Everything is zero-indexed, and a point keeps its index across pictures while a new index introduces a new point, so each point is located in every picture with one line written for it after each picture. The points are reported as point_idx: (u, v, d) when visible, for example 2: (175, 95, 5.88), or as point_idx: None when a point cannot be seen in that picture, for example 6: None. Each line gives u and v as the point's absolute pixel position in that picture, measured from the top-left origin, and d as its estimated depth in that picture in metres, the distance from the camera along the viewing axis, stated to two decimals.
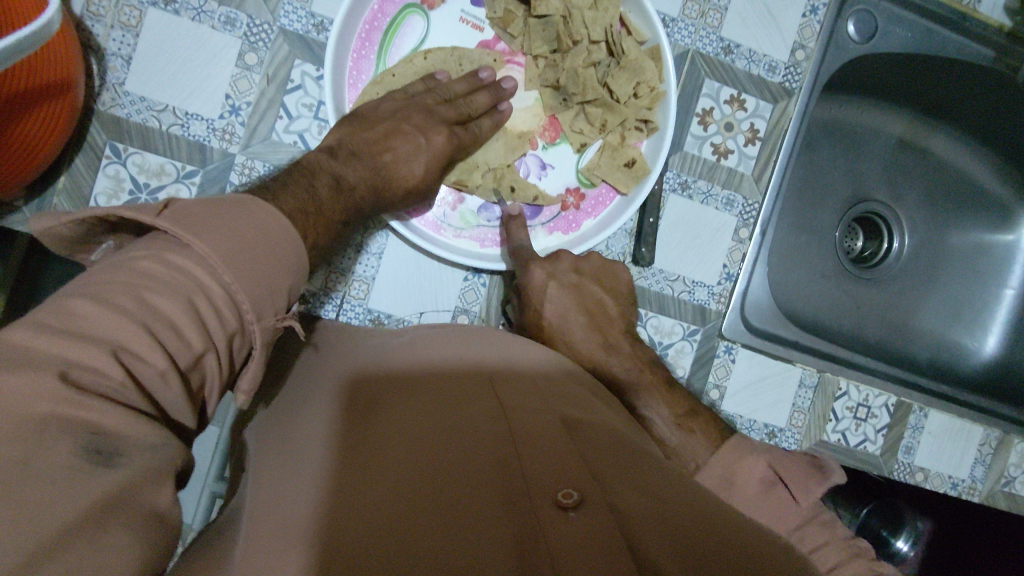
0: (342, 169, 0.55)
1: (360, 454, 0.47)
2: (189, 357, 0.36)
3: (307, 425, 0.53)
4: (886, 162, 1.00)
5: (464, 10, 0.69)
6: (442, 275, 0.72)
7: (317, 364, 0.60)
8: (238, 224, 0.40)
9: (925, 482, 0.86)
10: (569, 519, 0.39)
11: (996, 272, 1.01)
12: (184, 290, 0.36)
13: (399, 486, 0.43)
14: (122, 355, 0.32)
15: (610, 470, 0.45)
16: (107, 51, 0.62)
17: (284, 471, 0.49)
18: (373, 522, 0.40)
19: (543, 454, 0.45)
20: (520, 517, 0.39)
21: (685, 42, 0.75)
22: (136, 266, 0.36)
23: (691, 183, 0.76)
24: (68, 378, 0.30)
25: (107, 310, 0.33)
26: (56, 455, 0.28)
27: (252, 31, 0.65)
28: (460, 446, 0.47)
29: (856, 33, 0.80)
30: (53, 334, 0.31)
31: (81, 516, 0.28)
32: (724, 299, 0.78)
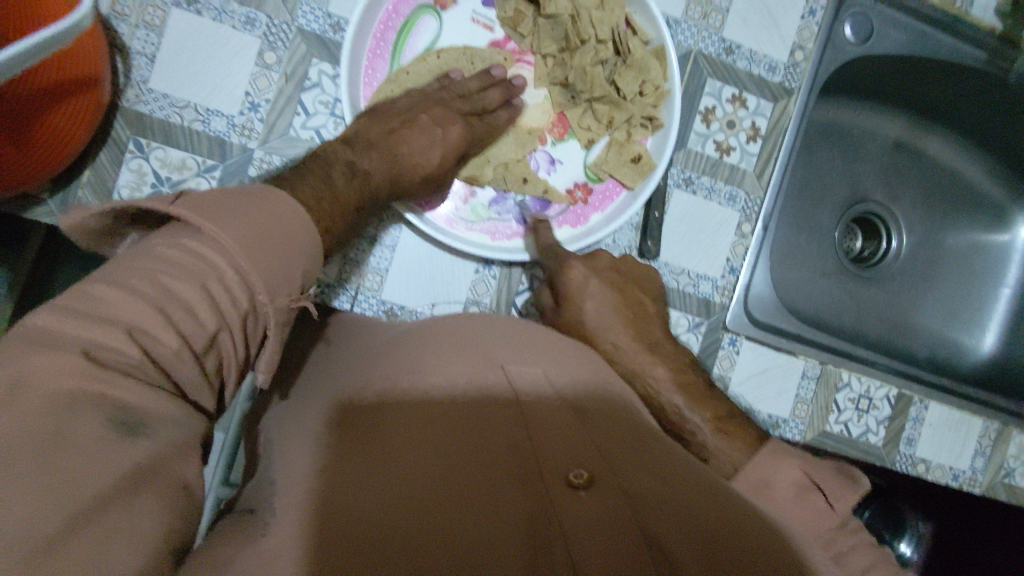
0: (357, 158, 0.56)
1: (366, 422, 0.48)
2: (205, 338, 0.35)
3: (310, 399, 0.53)
4: (883, 164, 1.03)
5: (475, 11, 0.72)
6: (454, 267, 0.74)
7: (324, 352, 0.62)
8: (255, 211, 0.40)
9: (926, 474, 0.87)
10: (582, 499, 0.42)
11: (991, 272, 1.04)
12: (198, 272, 0.35)
13: (413, 459, 0.44)
14: (137, 336, 0.32)
15: (614, 447, 0.48)
16: (132, 50, 0.64)
17: (289, 442, 0.49)
18: (392, 496, 0.42)
19: (550, 433, 0.47)
20: (535, 499, 0.43)
21: (687, 43, 0.78)
22: (157, 252, 0.35)
23: (694, 179, 0.79)
24: (91, 356, 0.31)
25: (125, 292, 0.33)
26: (88, 428, 0.29)
27: (271, 30, 0.67)
28: (469, 422, 0.48)
29: (853, 36, 0.83)
30: (73, 315, 0.31)
31: (109, 490, 0.29)
32: (727, 292, 0.80)
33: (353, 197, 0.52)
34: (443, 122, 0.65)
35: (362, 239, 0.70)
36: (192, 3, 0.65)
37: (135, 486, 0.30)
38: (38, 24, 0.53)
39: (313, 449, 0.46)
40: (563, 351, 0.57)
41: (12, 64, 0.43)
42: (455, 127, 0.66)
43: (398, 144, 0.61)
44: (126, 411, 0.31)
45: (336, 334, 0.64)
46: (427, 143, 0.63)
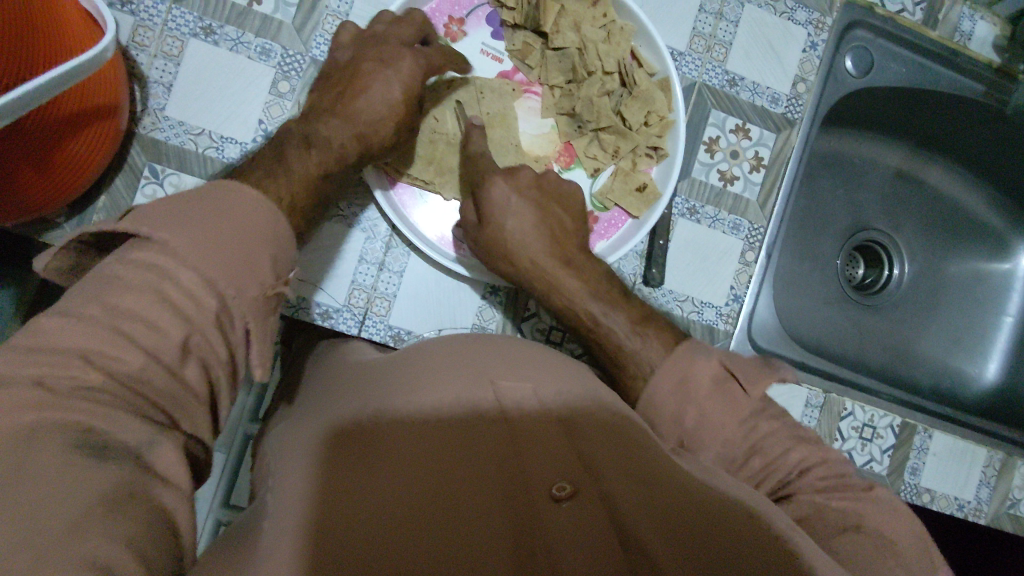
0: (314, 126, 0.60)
1: (354, 438, 0.47)
2: (172, 348, 0.41)
3: (306, 418, 0.53)
4: (884, 194, 1.04)
5: (485, 43, 0.74)
6: (459, 293, 0.75)
7: (323, 369, 0.62)
8: (209, 218, 0.45)
9: (931, 504, 0.87)
10: (562, 513, 0.47)
11: (992, 301, 1.05)
12: (149, 283, 0.41)
13: (406, 479, 0.45)
14: (93, 358, 0.38)
15: (606, 454, 0.48)
16: (150, 79, 0.66)
17: (279, 461, 0.49)
18: (387, 520, 0.44)
19: (540, 444, 0.48)
20: (520, 513, 0.47)
21: (691, 75, 0.79)
22: (109, 272, 0.41)
23: (699, 208, 0.80)
24: (44, 385, 0.36)
25: (77, 320, 0.38)
26: (40, 459, 0.34)
27: (286, 61, 0.69)
28: (462, 442, 0.48)
29: (854, 68, 0.85)
30: (25, 353, 0.37)
31: (85, 511, 0.33)
32: (731, 320, 0.81)
33: (307, 184, 0.57)
34: (401, 63, 0.62)
35: (359, 261, 0.72)
36: (210, 34, 0.67)
37: (108, 508, 0.34)
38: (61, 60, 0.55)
39: (300, 466, 0.45)
40: (558, 362, 0.55)
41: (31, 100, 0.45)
42: (407, 60, 0.62)
43: (353, 101, 0.61)
44: (89, 430, 0.36)
45: (325, 356, 0.65)
46: (384, 97, 0.61)
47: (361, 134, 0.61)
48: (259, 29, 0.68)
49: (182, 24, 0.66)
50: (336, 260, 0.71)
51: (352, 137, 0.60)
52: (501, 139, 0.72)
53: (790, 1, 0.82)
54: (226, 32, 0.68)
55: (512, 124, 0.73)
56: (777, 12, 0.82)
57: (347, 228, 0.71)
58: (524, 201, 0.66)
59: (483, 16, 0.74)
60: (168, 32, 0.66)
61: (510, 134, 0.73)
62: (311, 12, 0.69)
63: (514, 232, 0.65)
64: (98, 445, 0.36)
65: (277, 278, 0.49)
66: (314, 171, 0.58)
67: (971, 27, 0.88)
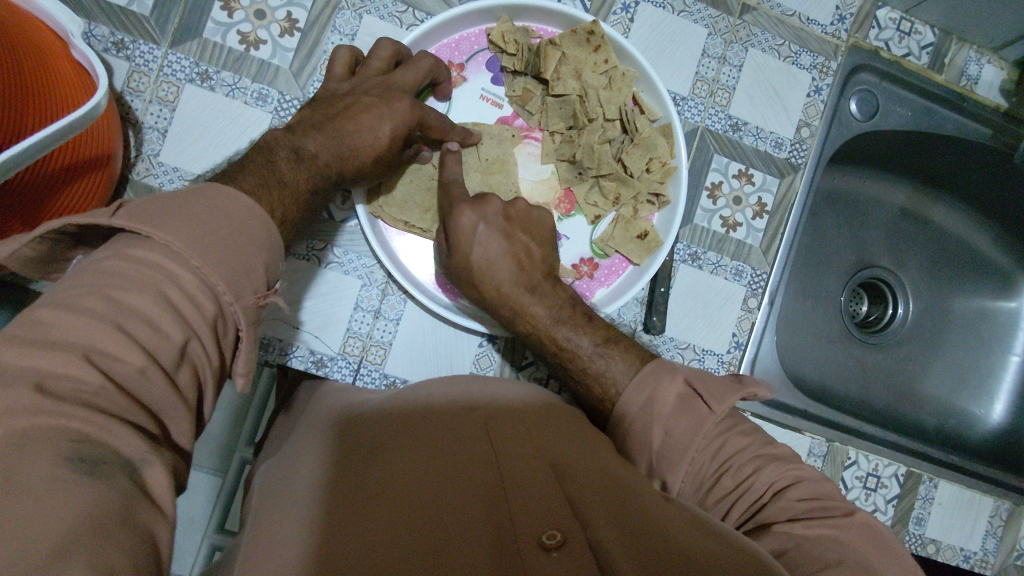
0: (303, 140, 0.56)
1: (353, 487, 0.46)
2: (172, 351, 0.36)
3: (291, 465, 0.51)
4: (890, 232, 1.02)
5: (484, 88, 0.74)
6: (457, 341, 0.74)
7: (303, 419, 0.59)
8: (202, 215, 0.41)
9: (937, 555, 0.85)
10: (552, 563, 0.39)
11: (998, 341, 1.02)
12: (154, 281, 0.37)
13: (393, 531, 0.41)
14: (95, 359, 0.33)
15: (596, 504, 0.45)
16: (145, 125, 0.65)
17: (265, 510, 0.46)
18: (363, 559, 0.39)
19: (528, 491, 0.44)
20: (504, 565, 0.39)
21: (694, 120, 0.79)
22: (104, 266, 0.37)
23: (700, 254, 0.79)
24: (43, 388, 0.31)
25: (75, 313, 0.33)
26: (34, 471, 0.28)
27: (282, 106, 0.68)
28: (454, 501, 0.44)
29: (858, 111, 0.83)
30: (26, 345, 0.32)
31: (76, 531, 0.28)
32: (733, 367, 0.79)
33: (297, 198, 0.51)
34: (399, 105, 0.61)
35: (355, 308, 0.71)
36: (206, 80, 0.67)
37: (100, 529, 0.29)
38: (58, 117, 0.54)
39: (297, 512, 0.44)
40: (552, 423, 0.55)
41: (30, 155, 0.44)
42: (405, 101, 0.61)
43: (345, 121, 0.58)
44: (87, 442, 0.31)
45: (308, 411, 0.60)
46: (387, 130, 0.60)
47: (342, 155, 0.57)
48: (256, 74, 0.68)
49: (178, 70, 0.66)
50: (331, 306, 0.71)
51: (349, 155, 0.58)
52: (498, 185, 0.71)
53: (795, 46, 0.82)
54: (223, 77, 0.67)
55: (512, 171, 0.72)
56: (781, 56, 0.82)
57: (342, 274, 0.71)
58: (504, 252, 0.64)
59: (482, 62, 0.73)
60: (163, 78, 0.66)
61: (510, 180, 0.71)
62: (309, 56, 0.69)
63: (509, 281, 0.64)
64: (94, 459, 0.30)
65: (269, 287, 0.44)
66: (303, 186, 0.53)
67: (978, 70, 0.88)
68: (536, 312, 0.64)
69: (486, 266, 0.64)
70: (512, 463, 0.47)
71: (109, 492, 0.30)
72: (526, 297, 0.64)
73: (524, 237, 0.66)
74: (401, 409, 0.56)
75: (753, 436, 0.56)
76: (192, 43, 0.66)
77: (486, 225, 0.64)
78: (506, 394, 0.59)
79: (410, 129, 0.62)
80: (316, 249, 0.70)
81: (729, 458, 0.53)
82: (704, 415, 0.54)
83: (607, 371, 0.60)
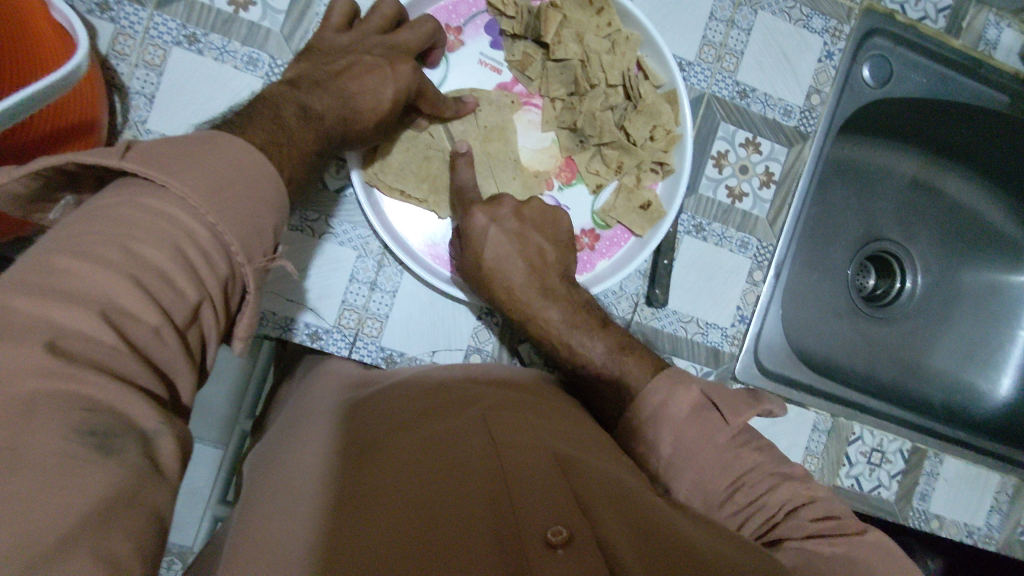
0: (309, 98, 0.53)
1: (353, 480, 0.45)
2: (186, 310, 0.35)
3: (284, 456, 0.50)
4: (900, 204, 1.00)
5: (482, 53, 0.71)
6: (455, 314, 0.73)
7: (298, 405, 0.58)
8: (214, 162, 0.39)
9: (940, 530, 0.84)
10: (558, 561, 0.37)
11: (1007, 316, 1.00)
12: (171, 235, 0.35)
13: (393, 522, 0.40)
14: (112, 315, 0.31)
15: (604, 503, 0.43)
16: (130, 90, 0.63)
17: (257, 505, 0.45)
18: (358, 557, 0.37)
19: (533, 484, 0.43)
20: (506, 562, 0.38)
21: (700, 86, 0.76)
22: (113, 212, 0.35)
23: (705, 226, 0.77)
24: (56, 348, 0.29)
25: (91, 263, 0.32)
26: (43, 441, 0.27)
27: (274, 70, 0.67)
28: (457, 492, 0.43)
29: (872, 78, 0.80)
30: (38, 294, 0.30)
31: (82, 516, 0.26)
32: (737, 341, 0.78)
33: (304, 157, 0.49)
34: (401, 67, 0.59)
35: (351, 280, 0.70)
36: (194, 42, 0.64)
37: (105, 514, 0.27)
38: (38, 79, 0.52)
39: (290, 508, 0.43)
40: (555, 417, 0.54)
41: (10, 118, 0.42)
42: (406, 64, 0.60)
43: (347, 82, 0.56)
44: (100, 412, 0.29)
45: (308, 394, 0.59)
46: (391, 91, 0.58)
47: (347, 117, 0.56)
48: (246, 37, 0.66)
49: (165, 33, 0.64)
50: (325, 278, 0.69)
51: (352, 117, 0.56)
52: (497, 154, 0.70)
53: (806, 9, 0.79)
54: (211, 40, 0.65)
55: (511, 139, 0.70)
56: (792, 19, 0.78)
57: (338, 246, 0.69)
58: (516, 257, 0.65)
59: (481, 25, 0.71)
60: (149, 40, 0.63)
61: (509, 148, 0.70)
62: (301, 19, 0.67)
63: (521, 284, 0.65)
64: (105, 432, 0.29)
65: (274, 249, 0.43)
66: (311, 145, 0.51)
67: (997, 35, 0.84)
68: (548, 316, 0.65)
69: (477, 239, 0.64)
70: (516, 455, 0.46)
71: (119, 471, 0.29)
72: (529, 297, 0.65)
73: (536, 238, 0.67)
74: (402, 401, 0.54)
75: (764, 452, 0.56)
76: (179, 4, 0.64)
77: (497, 227, 0.64)
78: (508, 389, 0.58)
79: (409, 94, 0.60)
80: (310, 220, 0.68)
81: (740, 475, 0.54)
82: (718, 426, 0.55)
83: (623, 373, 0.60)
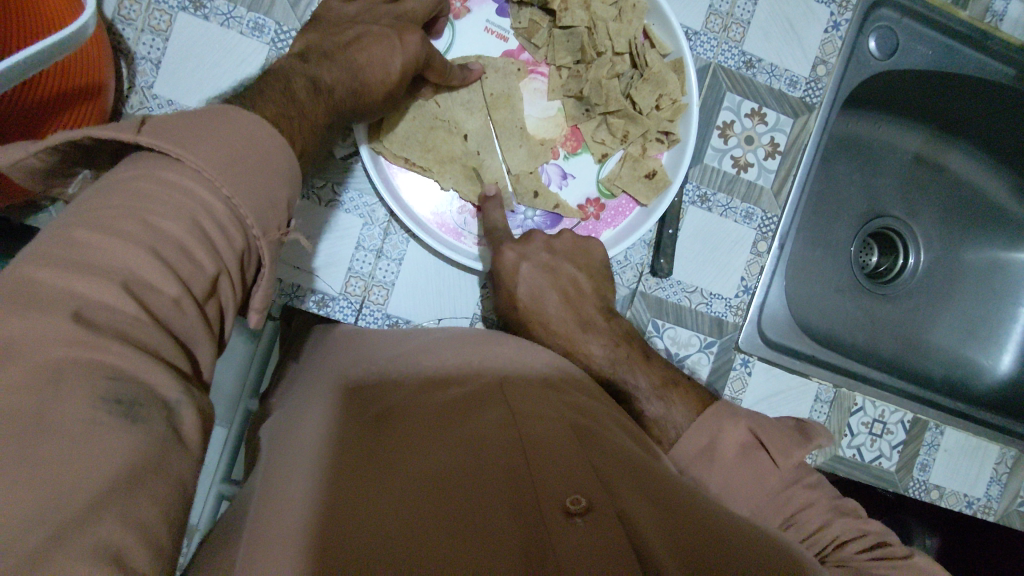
0: (316, 71, 0.54)
1: (369, 447, 0.46)
2: (204, 282, 0.35)
3: (302, 419, 0.51)
4: (902, 180, 1.00)
5: (489, 20, 0.71)
6: (460, 281, 0.73)
7: (311, 372, 0.59)
8: (225, 136, 0.39)
9: (940, 500, 0.85)
10: (578, 528, 0.39)
11: (1009, 292, 1.00)
12: (188, 207, 0.35)
13: (414, 491, 0.42)
14: (134, 288, 0.31)
15: (616, 473, 0.45)
16: (137, 55, 0.64)
17: (277, 465, 0.47)
18: (383, 526, 0.39)
19: (552, 455, 0.45)
20: (527, 525, 0.40)
21: (707, 56, 0.76)
22: (130, 185, 0.34)
23: (710, 196, 0.77)
24: (81, 317, 0.29)
25: (111, 236, 0.32)
26: (69, 409, 0.27)
27: (280, 37, 0.67)
28: (474, 461, 0.44)
29: (878, 49, 0.80)
30: (61, 266, 0.30)
31: (107, 485, 0.27)
32: (740, 312, 0.78)
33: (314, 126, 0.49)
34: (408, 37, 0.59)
35: (357, 247, 0.70)
36: (200, 8, 0.64)
37: (131, 482, 0.28)
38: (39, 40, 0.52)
39: (312, 465, 0.45)
40: (562, 387, 0.55)
41: (18, 75, 0.42)
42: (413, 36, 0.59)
43: (354, 53, 0.56)
44: (125, 380, 0.29)
45: (320, 365, 0.60)
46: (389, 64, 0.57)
47: (356, 89, 0.56)
48: (252, 2, 0.66)
49: None
50: (333, 246, 0.69)
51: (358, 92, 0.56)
52: (504, 121, 0.70)
53: None
54: (217, 6, 0.65)
55: (517, 105, 0.70)
56: None
57: (344, 214, 0.70)
58: (550, 288, 0.67)
59: None
60: (154, 5, 0.63)
61: (515, 115, 0.70)
62: None
63: (530, 277, 0.66)
64: (131, 400, 0.29)
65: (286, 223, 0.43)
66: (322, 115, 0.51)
67: (1005, 6, 0.84)
68: (590, 349, 0.65)
69: None
70: (531, 427, 0.48)
71: (146, 438, 0.29)
72: (573, 333, 0.66)
73: (569, 269, 0.68)
74: (410, 366, 0.56)
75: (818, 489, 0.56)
76: None
77: (528, 264, 0.66)
78: (515, 356, 0.58)
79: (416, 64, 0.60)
80: (316, 187, 0.68)
81: (795, 511, 0.54)
82: (770, 471, 0.55)
83: (662, 416, 0.61)
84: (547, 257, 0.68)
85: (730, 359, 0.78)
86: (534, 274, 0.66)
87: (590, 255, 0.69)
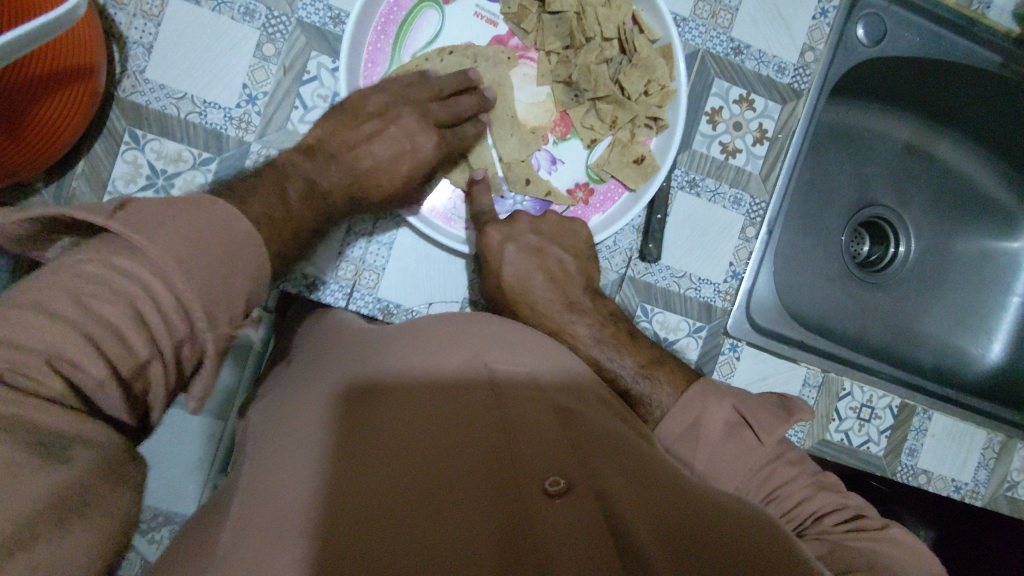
0: None
1: (352, 422, 0.46)
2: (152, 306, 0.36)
3: (286, 396, 0.52)
4: (892, 169, 1.01)
5: (479, 5, 0.71)
6: (451, 265, 0.74)
7: (298, 353, 0.60)
8: (188, 226, 0.39)
9: (928, 485, 0.86)
10: (557, 508, 0.40)
11: (1000, 280, 1.01)
12: (124, 290, 0.35)
13: (397, 472, 0.42)
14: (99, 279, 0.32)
15: (598, 449, 0.46)
16: (130, 39, 0.65)
17: (262, 442, 0.48)
18: (366, 509, 0.40)
19: (535, 435, 0.45)
20: (507, 505, 0.41)
21: (695, 42, 0.77)
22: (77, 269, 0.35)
23: (699, 181, 0.77)
24: (1, 380, 0.30)
25: (38, 311, 0.32)
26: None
27: (271, 22, 0.67)
28: (456, 442, 0.45)
29: (866, 37, 0.80)
30: None
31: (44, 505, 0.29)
32: (729, 297, 0.79)
33: None
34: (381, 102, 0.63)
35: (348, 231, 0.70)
36: None
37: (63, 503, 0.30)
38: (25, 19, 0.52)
39: (293, 440, 0.45)
40: (549, 357, 0.55)
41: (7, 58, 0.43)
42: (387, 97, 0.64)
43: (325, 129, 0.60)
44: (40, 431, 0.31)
45: (310, 342, 0.60)
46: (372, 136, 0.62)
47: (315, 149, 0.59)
48: None
49: None
50: None
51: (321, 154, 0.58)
52: (496, 110, 0.70)
53: None
54: None
55: (507, 94, 0.70)
56: None
57: None
58: (537, 270, 0.67)
59: None
60: None
61: (507, 104, 0.70)
62: None
63: (513, 258, 0.66)
64: (48, 442, 0.31)
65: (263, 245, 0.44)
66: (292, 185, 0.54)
67: None
68: (573, 329, 0.65)
69: None
70: (514, 404, 0.48)
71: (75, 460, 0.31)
72: (555, 314, 0.66)
73: (553, 250, 0.69)
74: (395, 336, 0.55)
75: (800, 466, 0.58)
76: None
77: (513, 244, 0.67)
78: (501, 325, 0.58)
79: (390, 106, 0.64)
80: None
81: (776, 488, 0.55)
82: (753, 447, 0.56)
83: (650, 394, 0.60)
84: (532, 238, 0.69)
85: (719, 344, 0.79)
86: (519, 256, 0.67)
87: (577, 238, 0.70)
